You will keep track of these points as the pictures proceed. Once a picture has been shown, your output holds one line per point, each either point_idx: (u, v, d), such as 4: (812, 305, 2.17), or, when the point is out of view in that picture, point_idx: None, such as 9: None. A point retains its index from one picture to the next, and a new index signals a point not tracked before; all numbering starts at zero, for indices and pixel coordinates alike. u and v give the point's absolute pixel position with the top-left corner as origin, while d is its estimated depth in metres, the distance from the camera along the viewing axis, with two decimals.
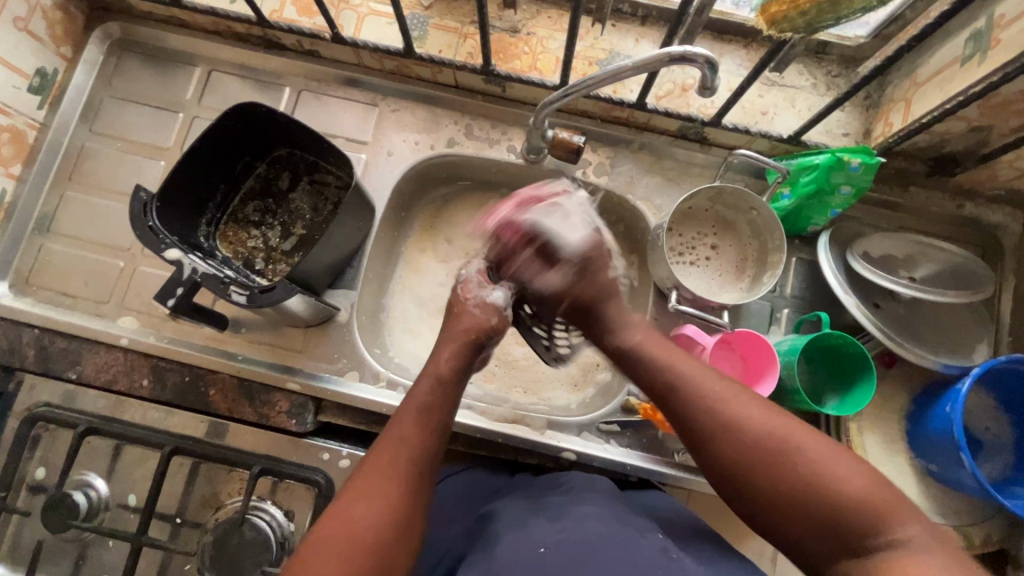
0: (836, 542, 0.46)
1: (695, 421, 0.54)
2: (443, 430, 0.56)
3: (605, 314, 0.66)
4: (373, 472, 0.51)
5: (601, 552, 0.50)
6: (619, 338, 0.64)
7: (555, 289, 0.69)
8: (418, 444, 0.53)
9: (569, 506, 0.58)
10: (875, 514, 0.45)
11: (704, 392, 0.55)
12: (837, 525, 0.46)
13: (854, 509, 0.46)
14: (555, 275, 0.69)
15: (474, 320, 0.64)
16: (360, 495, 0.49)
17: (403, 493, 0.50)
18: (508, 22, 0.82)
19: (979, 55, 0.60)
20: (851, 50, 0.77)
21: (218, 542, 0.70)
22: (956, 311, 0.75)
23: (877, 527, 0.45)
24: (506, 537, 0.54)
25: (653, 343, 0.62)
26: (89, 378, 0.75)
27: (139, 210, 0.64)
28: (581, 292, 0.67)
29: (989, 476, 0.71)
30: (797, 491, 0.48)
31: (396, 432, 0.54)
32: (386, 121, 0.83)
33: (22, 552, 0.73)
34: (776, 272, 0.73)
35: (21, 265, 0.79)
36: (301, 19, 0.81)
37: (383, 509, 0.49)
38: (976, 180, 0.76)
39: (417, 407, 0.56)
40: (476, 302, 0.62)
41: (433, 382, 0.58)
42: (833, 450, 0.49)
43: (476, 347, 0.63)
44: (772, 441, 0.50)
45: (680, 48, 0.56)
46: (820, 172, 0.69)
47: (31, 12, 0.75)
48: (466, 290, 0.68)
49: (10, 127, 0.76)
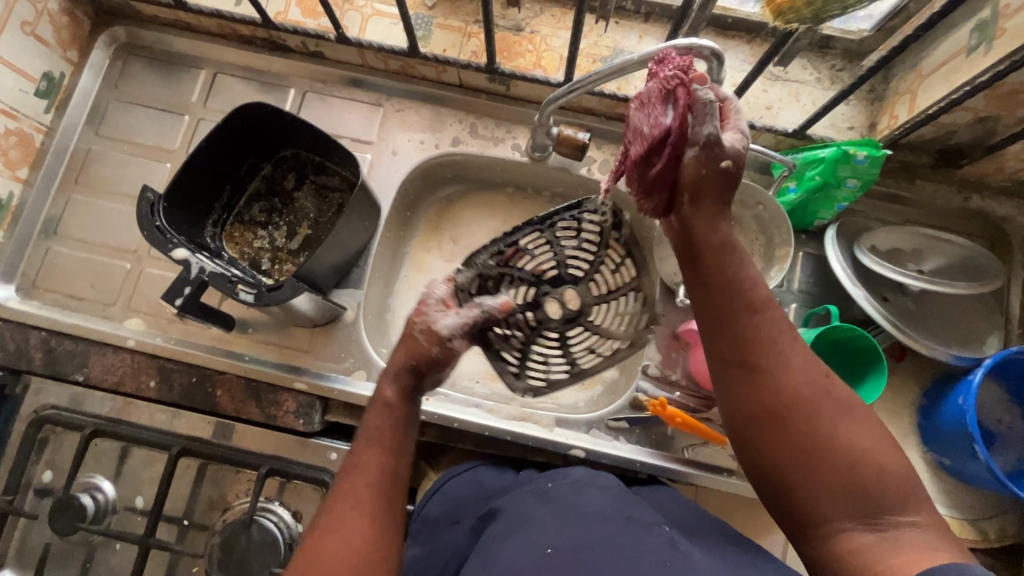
0: (860, 512, 0.41)
1: (754, 351, 0.46)
2: (407, 448, 0.52)
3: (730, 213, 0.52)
4: (342, 505, 0.47)
5: (604, 552, 0.49)
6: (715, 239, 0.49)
7: (732, 148, 0.51)
8: (383, 467, 0.49)
9: (574, 503, 0.57)
10: (908, 496, 0.41)
11: (771, 322, 0.46)
12: (864, 495, 0.41)
13: (894, 484, 0.41)
14: (735, 136, 0.52)
15: (415, 347, 0.56)
16: (332, 532, 0.46)
17: (378, 519, 0.47)
18: (512, 20, 0.82)
19: (985, 44, 0.60)
20: (855, 44, 0.77)
21: (225, 544, 0.69)
22: (965, 303, 0.75)
23: (903, 507, 0.41)
24: (510, 539, 0.53)
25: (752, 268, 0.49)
26: (96, 380, 0.75)
27: (146, 210, 0.64)
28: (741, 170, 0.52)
29: (1003, 469, 0.70)
30: (837, 446, 0.42)
31: (355, 462, 0.50)
32: (391, 121, 0.84)
33: (30, 556, 0.72)
34: (784, 266, 0.73)
35: (28, 269, 0.80)
36: (306, 20, 0.82)
37: (358, 540, 0.45)
38: (984, 172, 0.75)
39: (374, 429, 0.52)
40: (431, 325, 0.58)
41: (385, 406, 0.53)
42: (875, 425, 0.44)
43: (418, 374, 0.56)
44: (826, 394, 0.44)
45: (686, 41, 0.56)
46: (826, 166, 0.69)
47: (38, 17, 0.76)
48: (417, 315, 0.59)
49: (18, 131, 0.77)
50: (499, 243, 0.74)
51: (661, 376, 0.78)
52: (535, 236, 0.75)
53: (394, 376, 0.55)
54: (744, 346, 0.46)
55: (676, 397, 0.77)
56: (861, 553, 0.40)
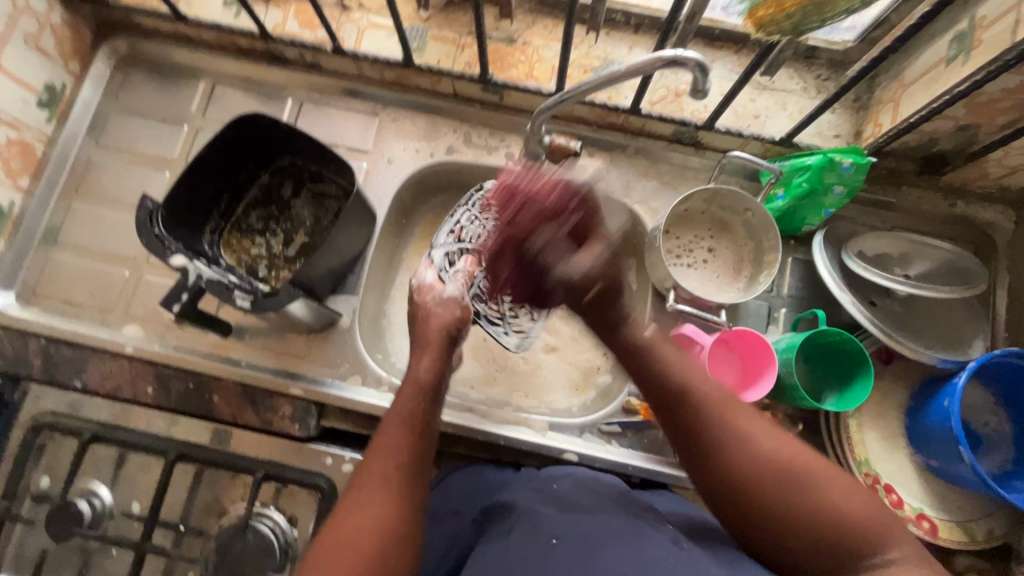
0: (830, 562, 0.48)
1: (700, 434, 0.56)
2: (432, 433, 0.56)
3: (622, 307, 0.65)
4: (370, 483, 0.50)
5: (609, 546, 0.51)
6: (630, 337, 0.64)
7: (585, 273, 0.64)
8: (410, 451, 0.53)
9: (579, 497, 0.60)
10: (873, 540, 0.47)
11: (707, 402, 0.57)
12: (834, 547, 0.48)
13: (857, 531, 0.48)
14: (584, 258, 0.64)
15: (444, 319, 0.63)
16: (358, 510, 0.48)
17: (401, 501, 0.50)
18: (505, 32, 0.84)
19: (963, 55, 0.62)
20: (840, 54, 0.79)
21: (221, 549, 0.70)
22: (950, 308, 0.76)
23: (871, 549, 0.47)
24: (517, 528, 0.55)
25: (675, 356, 0.61)
26: (94, 386, 0.76)
27: (145, 218, 0.65)
28: (604, 275, 0.64)
29: (990, 471, 0.71)
30: (794, 506, 0.50)
31: (384, 440, 0.53)
32: (386, 130, 0.85)
33: (26, 562, 0.72)
34: (772, 271, 0.74)
35: (27, 276, 0.81)
36: (303, 32, 0.83)
37: (381, 519, 0.48)
38: (968, 179, 0.77)
39: (405, 411, 0.55)
40: (439, 295, 0.65)
41: (416, 387, 0.57)
42: (835, 476, 0.51)
43: (453, 340, 0.62)
44: (774, 463, 0.52)
45: (672, 52, 0.57)
46: (813, 173, 0.70)
47: (41, 30, 0.78)
48: (422, 295, 0.66)
49: (20, 141, 0.78)
50: (447, 224, 0.76)
51: None
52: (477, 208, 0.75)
53: (428, 354, 0.60)
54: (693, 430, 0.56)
55: None
56: None
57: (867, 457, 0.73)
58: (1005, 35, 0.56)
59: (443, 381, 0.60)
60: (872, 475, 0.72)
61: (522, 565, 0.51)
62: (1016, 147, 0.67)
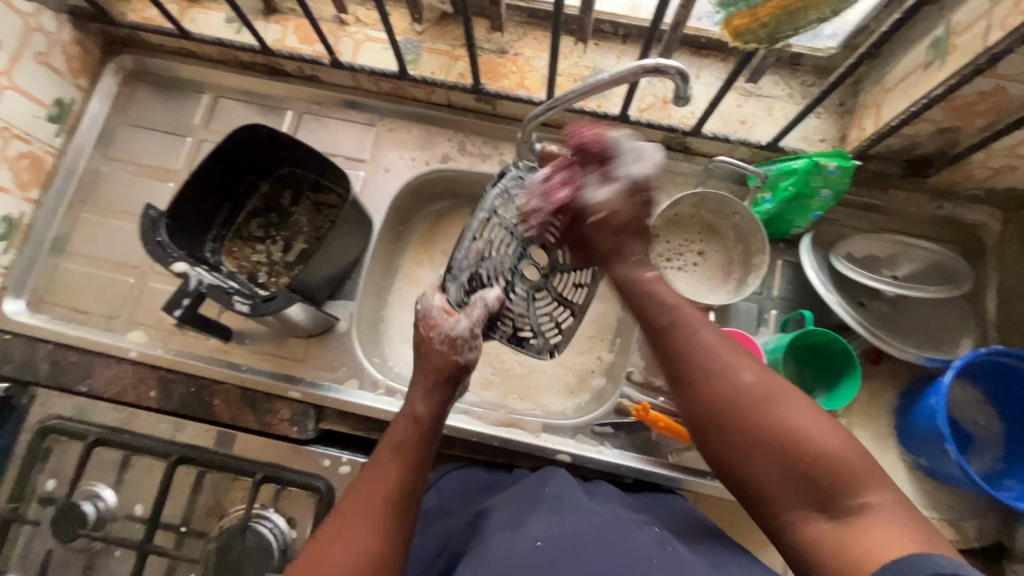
0: (809, 499, 0.46)
1: (684, 364, 0.54)
2: (426, 464, 0.55)
3: (632, 249, 0.63)
4: (353, 511, 0.51)
5: (594, 542, 0.52)
6: (621, 274, 0.62)
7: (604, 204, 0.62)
8: (398, 479, 0.53)
9: (568, 500, 0.60)
10: (854, 479, 0.45)
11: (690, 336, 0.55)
12: (813, 480, 0.46)
13: (836, 470, 0.46)
14: (606, 193, 0.62)
15: (441, 357, 0.59)
16: (340, 537, 0.49)
17: (384, 532, 0.50)
18: (497, 44, 0.86)
19: (940, 59, 0.63)
20: (823, 61, 0.80)
21: (221, 549, 0.71)
22: (938, 307, 0.77)
23: (853, 490, 0.45)
24: (502, 533, 0.55)
25: (664, 287, 0.60)
26: (99, 391, 0.78)
27: (149, 226, 0.68)
28: (624, 213, 0.62)
29: (980, 471, 0.71)
30: (771, 437, 0.48)
31: (375, 471, 0.53)
32: (383, 140, 0.88)
33: (31, 563, 0.74)
34: (759, 275, 0.75)
35: (37, 284, 0.83)
36: (302, 47, 0.86)
37: (361, 545, 0.49)
38: (953, 181, 0.78)
39: (398, 443, 0.55)
40: (446, 332, 0.60)
41: (413, 421, 0.57)
42: (812, 412, 0.49)
43: (453, 382, 0.60)
44: (752, 392, 0.51)
45: (654, 61, 0.59)
46: (798, 176, 0.72)
47: (51, 47, 0.81)
48: (428, 327, 0.61)
49: (30, 154, 0.81)
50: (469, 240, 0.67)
51: (646, 381, 0.80)
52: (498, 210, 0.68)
53: (426, 391, 0.58)
54: (675, 361, 0.55)
55: (659, 402, 0.77)
56: (820, 539, 0.45)
57: None
58: (978, 40, 0.58)
59: (442, 416, 0.59)
60: None
61: (505, 565, 0.50)
62: (997, 149, 0.68)
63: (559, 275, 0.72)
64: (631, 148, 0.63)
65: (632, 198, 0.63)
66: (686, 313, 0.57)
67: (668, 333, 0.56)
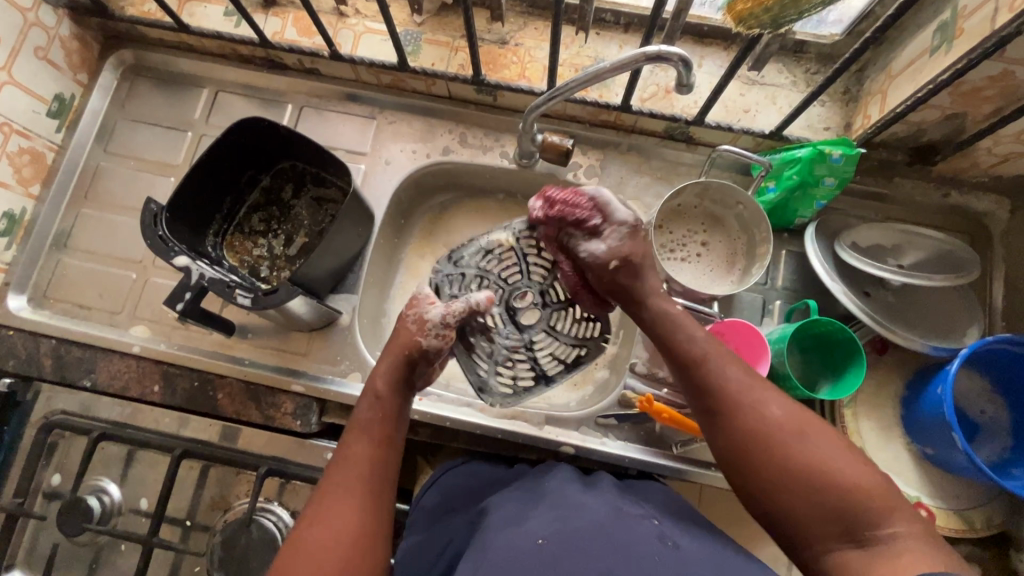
0: (842, 531, 0.47)
1: (714, 399, 0.55)
2: (394, 441, 0.58)
3: (649, 279, 0.66)
4: (332, 493, 0.52)
5: (596, 540, 0.51)
6: (654, 308, 0.64)
7: (605, 251, 0.67)
8: (371, 459, 0.55)
9: (569, 496, 0.60)
10: (881, 508, 0.47)
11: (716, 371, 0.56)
12: (843, 514, 0.47)
13: (865, 500, 0.47)
14: (601, 242, 0.67)
15: (407, 337, 0.63)
16: (323, 517, 0.51)
17: (365, 507, 0.52)
18: (497, 34, 0.86)
19: (946, 44, 0.63)
20: (828, 48, 0.79)
21: (226, 542, 0.72)
22: (945, 296, 0.76)
23: (880, 519, 0.46)
24: (504, 530, 0.55)
25: (684, 317, 0.62)
26: (103, 387, 0.78)
27: (150, 220, 0.67)
28: (634, 250, 0.66)
29: (989, 460, 0.71)
30: (804, 470, 0.49)
31: (347, 453, 0.55)
32: (383, 133, 0.87)
33: (38, 558, 0.74)
34: (764, 263, 0.74)
35: (39, 280, 0.83)
36: (301, 39, 0.86)
37: (347, 525, 0.50)
38: (959, 169, 0.77)
39: (363, 424, 0.57)
40: (420, 313, 0.64)
41: (376, 399, 0.59)
42: (840, 444, 0.50)
43: (411, 363, 0.62)
44: (782, 425, 0.51)
45: (656, 48, 0.59)
46: (802, 165, 0.71)
47: (50, 42, 0.81)
48: (411, 308, 0.65)
49: (31, 149, 0.81)
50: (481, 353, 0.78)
51: (649, 373, 0.80)
52: (476, 282, 0.81)
53: (386, 371, 0.61)
54: (708, 396, 0.55)
55: (663, 393, 0.78)
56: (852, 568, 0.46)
57: (863, 446, 0.74)
58: (986, 24, 0.57)
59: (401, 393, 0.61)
60: None
61: (506, 561, 0.50)
62: (1005, 135, 0.67)
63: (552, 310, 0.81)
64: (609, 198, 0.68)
65: (634, 236, 0.67)
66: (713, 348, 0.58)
67: (702, 368, 0.57)
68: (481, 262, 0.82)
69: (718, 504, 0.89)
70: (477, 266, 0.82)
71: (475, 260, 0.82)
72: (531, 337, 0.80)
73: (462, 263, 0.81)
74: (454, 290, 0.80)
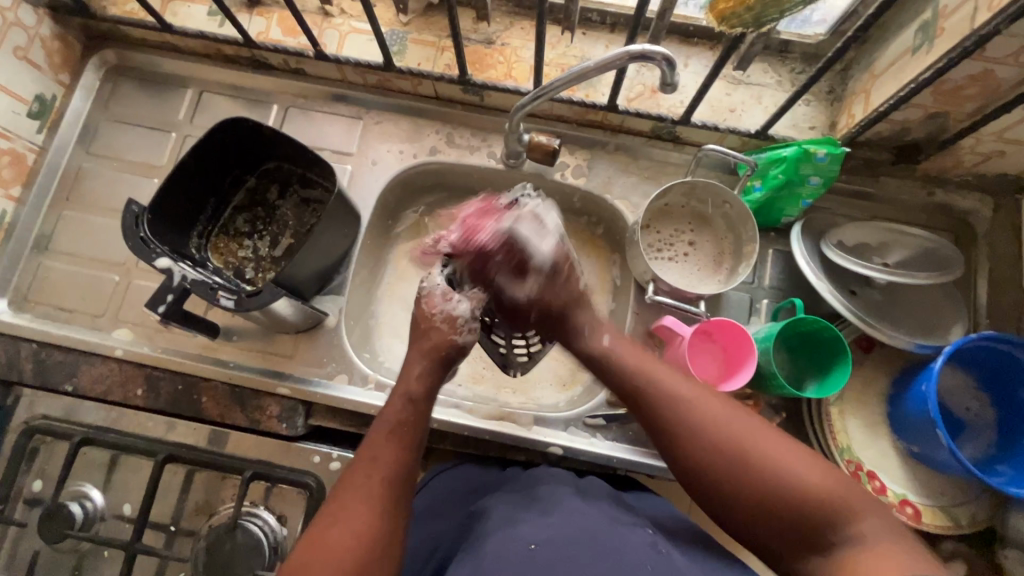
0: (804, 540, 0.48)
1: (662, 427, 0.56)
2: (419, 444, 0.58)
3: (580, 322, 0.67)
4: (355, 490, 0.52)
5: (588, 549, 0.52)
6: (585, 343, 0.66)
7: (527, 299, 0.69)
8: (398, 460, 0.54)
9: (560, 500, 0.60)
10: (841, 512, 0.47)
11: (663, 398, 0.57)
12: (807, 526, 0.48)
13: (822, 507, 0.48)
14: (526, 286, 0.69)
15: (440, 336, 0.63)
16: (344, 514, 0.50)
17: (384, 507, 0.51)
18: (483, 34, 0.85)
19: (928, 43, 0.63)
20: (813, 47, 0.80)
21: (211, 547, 0.70)
22: (930, 294, 0.76)
23: (838, 525, 0.47)
24: (494, 533, 0.55)
25: (624, 348, 0.64)
26: (85, 390, 0.77)
27: (131, 222, 0.66)
28: (548, 298, 0.68)
29: (973, 457, 0.71)
30: (757, 485, 0.50)
31: (375, 450, 0.55)
32: (370, 133, 0.87)
33: (18, 566, 0.73)
34: (750, 263, 0.75)
35: (20, 283, 0.82)
36: (286, 39, 0.85)
37: (367, 527, 0.50)
38: (943, 167, 0.78)
39: (394, 422, 0.57)
40: (448, 312, 0.64)
41: (407, 402, 0.59)
42: (792, 450, 0.51)
43: (447, 362, 0.63)
44: (728, 444, 0.52)
45: (640, 47, 0.59)
46: (788, 164, 0.71)
47: (30, 42, 0.80)
48: (432, 306, 0.65)
49: (11, 151, 0.80)
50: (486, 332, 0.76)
51: None
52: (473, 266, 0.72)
53: (421, 372, 0.61)
54: (654, 426, 0.57)
55: None
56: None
57: (850, 444, 0.74)
58: (966, 22, 0.57)
59: (433, 394, 0.62)
60: (854, 462, 0.73)
61: (499, 569, 0.50)
62: (988, 133, 0.67)
63: None
64: (530, 235, 0.67)
65: (554, 282, 0.68)
66: (657, 375, 0.59)
67: (643, 398, 0.58)
68: (471, 252, 0.71)
69: None
70: (469, 256, 0.71)
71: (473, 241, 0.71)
72: None
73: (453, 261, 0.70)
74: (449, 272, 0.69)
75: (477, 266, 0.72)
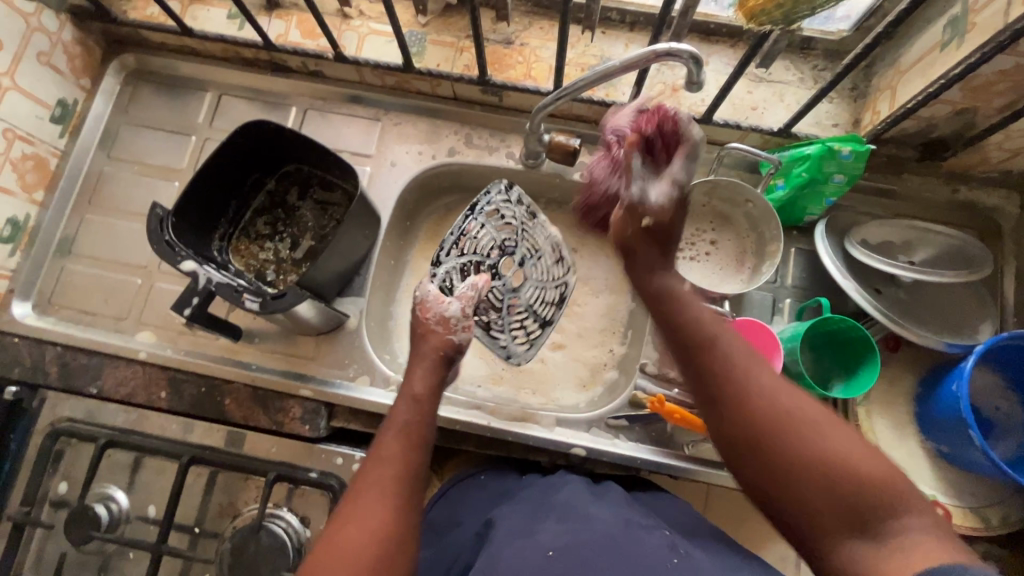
0: (853, 523, 0.45)
1: (715, 382, 0.54)
2: (429, 441, 0.58)
3: (670, 261, 0.66)
4: (367, 489, 0.52)
5: (608, 553, 0.52)
6: (658, 281, 0.64)
7: (656, 198, 0.65)
8: (408, 458, 0.55)
9: (577, 507, 0.59)
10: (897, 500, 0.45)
11: (721, 354, 0.56)
12: (860, 503, 0.45)
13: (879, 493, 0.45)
14: (660, 185, 0.65)
15: (438, 338, 0.64)
16: (356, 515, 0.50)
17: (396, 503, 0.52)
18: (502, 34, 0.85)
19: (958, 39, 0.62)
20: (835, 44, 0.79)
21: (235, 551, 0.70)
22: (957, 292, 0.75)
23: (893, 513, 0.44)
24: (512, 541, 0.55)
25: (693, 300, 0.62)
26: (109, 392, 0.78)
27: (156, 225, 0.67)
28: (669, 218, 0.66)
29: (1004, 457, 0.70)
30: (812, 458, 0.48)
31: (383, 450, 0.55)
32: (388, 134, 0.87)
33: (45, 568, 0.73)
34: (774, 262, 0.74)
35: (44, 286, 0.83)
36: (305, 42, 0.85)
37: (380, 522, 0.50)
38: (969, 164, 0.77)
39: (402, 421, 0.57)
40: (440, 312, 0.65)
41: (414, 400, 0.59)
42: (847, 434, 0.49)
43: (448, 362, 0.63)
44: (783, 412, 0.50)
45: (666, 45, 0.58)
46: (812, 162, 0.70)
47: (53, 47, 0.80)
48: (424, 312, 0.65)
49: (34, 155, 0.80)
50: (484, 324, 0.77)
51: (659, 373, 0.79)
52: (468, 265, 0.76)
53: (426, 371, 0.61)
54: (708, 380, 0.55)
55: (674, 393, 0.77)
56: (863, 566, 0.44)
57: (877, 444, 0.73)
58: (998, 17, 0.57)
59: (439, 394, 0.62)
60: None
61: None
62: (1017, 129, 0.66)
63: (536, 263, 0.80)
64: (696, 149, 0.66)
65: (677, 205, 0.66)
66: (717, 330, 0.58)
67: (700, 352, 0.57)
68: (459, 252, 0.76)
69: (730, 506, 0.88)
70: (456, 258, 0.76)
71: (460, 236, 0.76)
72: (528, 299, 0.79)
73: (442, 265, 0.74)
74: (438, 275, 0.74)
75: (466, 266, 0.76)
